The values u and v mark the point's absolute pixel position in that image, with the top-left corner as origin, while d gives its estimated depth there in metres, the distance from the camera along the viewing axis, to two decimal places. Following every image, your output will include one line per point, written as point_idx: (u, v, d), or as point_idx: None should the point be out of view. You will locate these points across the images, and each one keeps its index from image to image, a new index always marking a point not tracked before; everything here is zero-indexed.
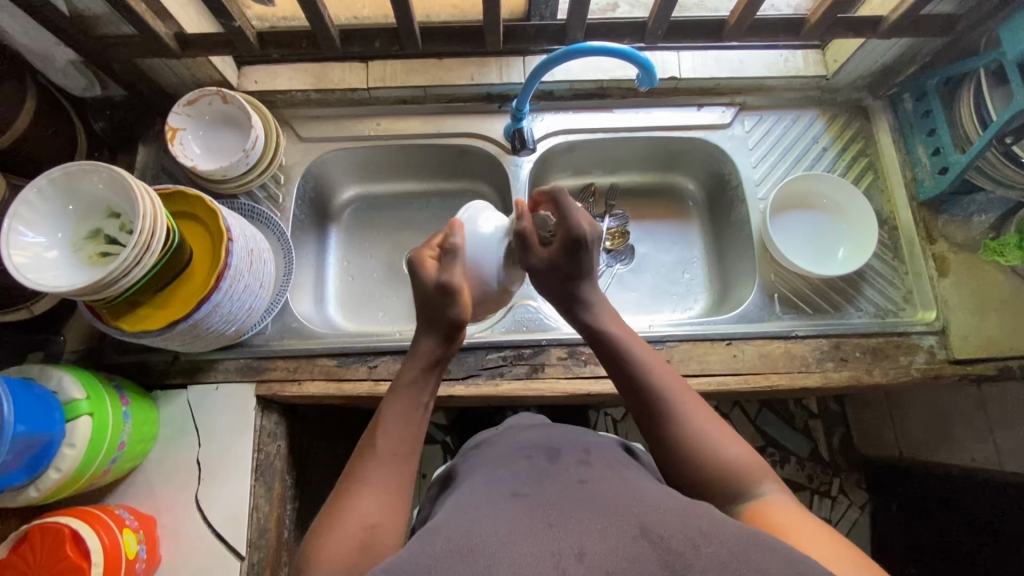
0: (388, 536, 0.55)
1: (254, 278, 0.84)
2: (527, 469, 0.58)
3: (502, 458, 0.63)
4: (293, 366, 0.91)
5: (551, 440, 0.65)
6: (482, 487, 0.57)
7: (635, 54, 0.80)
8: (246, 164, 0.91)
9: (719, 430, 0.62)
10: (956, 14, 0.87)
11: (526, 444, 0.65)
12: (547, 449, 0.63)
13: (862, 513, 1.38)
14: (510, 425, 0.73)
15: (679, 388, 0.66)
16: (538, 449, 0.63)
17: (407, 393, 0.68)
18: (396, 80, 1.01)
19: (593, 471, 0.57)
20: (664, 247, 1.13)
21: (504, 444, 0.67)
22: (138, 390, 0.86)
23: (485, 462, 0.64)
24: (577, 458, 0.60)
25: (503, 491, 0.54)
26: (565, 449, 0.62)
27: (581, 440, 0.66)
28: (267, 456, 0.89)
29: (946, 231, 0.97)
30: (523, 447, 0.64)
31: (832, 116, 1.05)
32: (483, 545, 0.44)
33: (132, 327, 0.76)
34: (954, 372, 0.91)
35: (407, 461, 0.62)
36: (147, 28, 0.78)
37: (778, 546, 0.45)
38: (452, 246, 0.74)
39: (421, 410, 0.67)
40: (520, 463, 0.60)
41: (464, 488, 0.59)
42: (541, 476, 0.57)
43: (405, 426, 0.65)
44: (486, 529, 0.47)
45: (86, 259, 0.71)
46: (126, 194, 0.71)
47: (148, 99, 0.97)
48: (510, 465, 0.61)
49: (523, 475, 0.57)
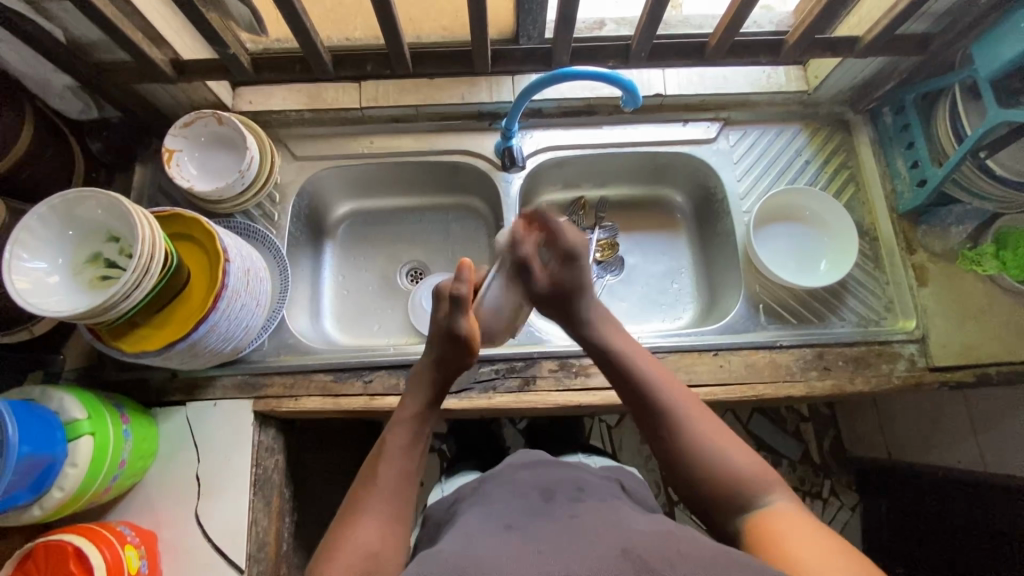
0: (388, 560, 0.57)
1: (250, 297, 0.86)
2: (522, 506, 0.61)
3: (499, 496, 0.66)
4: (290, 382, 0.93)
5: (547, 483, 0.68)
6: (480, 517, 0.60)
7: (618, 77, 0.82)
8: (242, 184, 0.93)
9: (732, 442, 0.65)
10: (929, 33, 0.90)
11: (523, 483, 0.68)
12: (543, 490, 0.65)
13: (853, 515, 1.41)
14: (510, 461, 0.76)
15: (689, 401, 0.68)
16: (535, 490, 0.66)
17: (408, 421, 0.70)
18: (389, 99, 1.04)
19: (585, 506, 0.60)
20: (653, 258, 1.15)
21: (501, 483, 0.69)
22: (138, 407, 0.88)
23: (484, 498, 0.66)
24: (570, 496, 0.63)
25: (498, 524, 0.57)
26: (559, 489, 0.65)
27: (574, 479, 0.68)
28: (265, 471, 0.91)
29: (925, 242, 1.00)
30: (518, 487, 0.67)
31: (814, 130, 1.08)
32: (475, 568, 0.47)
33: (131, 347, 0.78)
34: (934, 379, 0.93)
35: (407, 488, 0.65)
36: (142, 55, 0.80)
37: (754, 563, 0.47)
38: (457, 295, 0.71)
39: (421, 440, 0.70)
40: (517, 502, 0.63)
41: (461, 519, 0.62)
42: (535, 512, 0.59)
43: (406, 453, 0.67)
44: (478, 554, 0.49)
45: (87, 283, 0.73)
46: (125, 218, 0.73)
47: (144, 120, 0.99)
48: (507, 502, 0.63)
49: (520, 510, 0.60)
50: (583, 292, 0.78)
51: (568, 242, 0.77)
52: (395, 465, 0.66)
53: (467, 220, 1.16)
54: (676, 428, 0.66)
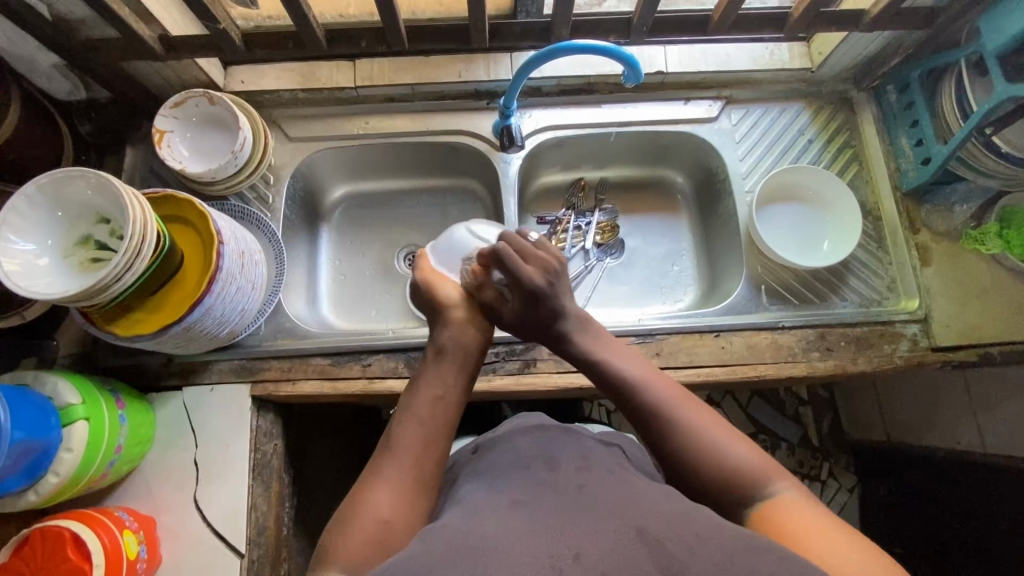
0: (403, 525, 0.56)
1: (245, 280, 0.85)
2: (528, 478, 0.60)
3: (499, 468, 0.64)
4: (288, 366, 0.92)
5: (550, 451, 0.66)
6: (484, 492, 0.58)
7: (619, 51, 0.80)
8: (234, 165, 0.91)
9: (727, 434, 0.63)
10: (936, 7, 0.88)
11: (525, 453, 0.66)
12: (546, 460, 0.64)
13: (851, 497, 1.41)
14: (512, 430, 0.76)
15: (681, 397, 0.67)
16: (537, 460, 0.64)
17: (428, 382, 0.70)
18: (384, 78, 1.01)
19: (593, 477, 0.59)
20: (654, 240, 1.14)
21: (503, 454, 0.68)
22: (134, 392, 0.87)
23: (485, 471, 0.65)
24: (575, 466, 0.62)
25: (502, 498, 0.56)
26: (563, 459, 0.63)
27: (579, 450, 0.67)
28: (264, 456, 0.90)
29: (928, 220, 0.99)
30: (522, 458, 0.65)
31: (817, 108, 1.06)
32: (482, 550, 0.47)
33: (124, 331, 0.76)
34: (936, 360, 0.93)
35: (429, 449, 0.63)
36: (130, 31, 0.78)
37: (766, 543, 0.47)
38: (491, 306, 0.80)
39: (444, 403, 0.68)
40: (519, 473, 0.61)
41: (463, 492, 0.61)
42: (540, 485, 0.57)
43: (427, 412, 0.66)
44: (486, 534, 0.49)
45: (78, 266, 0.71)
46: (115, 199, 0.71)
47: (134, 101, 0.96)
48: (509, 476, 0.61)
49: (524, 483, 0.58)
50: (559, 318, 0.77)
51: (528, 277, 0.76)
52: (417, 429, 0.64)
53: (465, 203, 1.14)
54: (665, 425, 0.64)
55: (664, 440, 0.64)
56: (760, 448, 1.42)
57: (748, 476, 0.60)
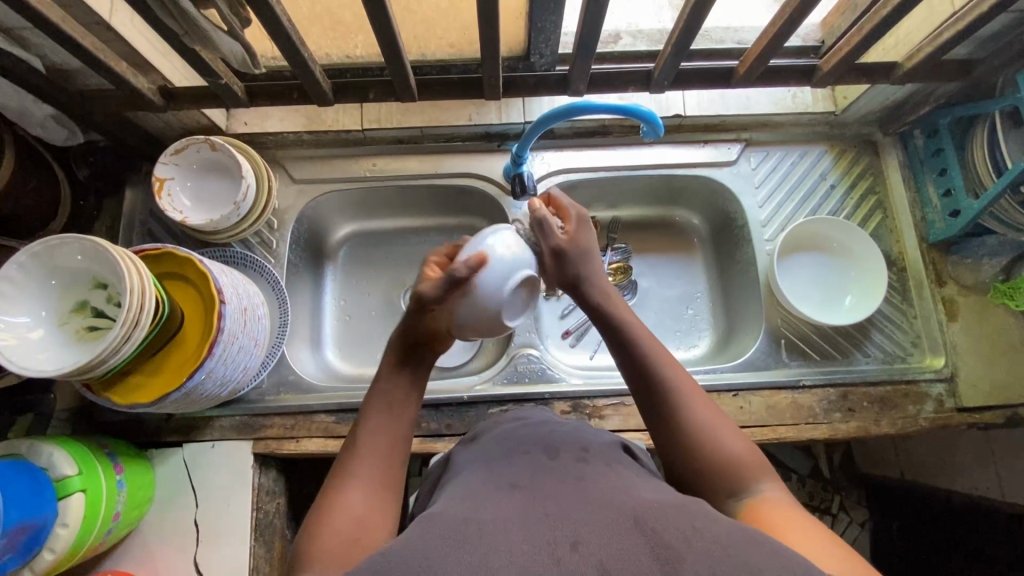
0: (381, 530, 0.53)
1: (247, 338, 0.82)
2: (525, 464, 0.56)
3: (501, 453, 0.61)
4: (290, 423, 0.89)
5: (549, 438, 0.62)
6: (477, 476, 0.56)
7: (638, 109, 0.77)
8: (237, 216, 0.88)
9: (722, 424, 0.59)
10: (972, 60, 0.83)
11: (524, 440, 0.63)
12: (546, 447, 0.60)
13: (862, 531, 1.31)
14: (515, 420, 0.71)
15: (681, 372, 0.63)
16: (537, 447, 0.61)
17: (388, 394, 0.62)
18: (392, 120, 0.98)
19: (592, 469, 0.55)
20: (667, 282, 1.10)
21: (500, 440, 0.65)
22: (131, 451, 0.84)
23: (482, 457, 0.61)
24: (575, 456, 0.58)
25: (501, 483, 0.53)
26: (564, 447, 0.60)
27: (578, 438, 0.63)
28: (266, 515, 0.88)
29: (955, 274, 0.95)
30: (520, 444, 0.62)
31: (840, 151, 1.03)
32: (481, 534, 0.43)
33: (123, 398, 0.74)
34: (963, 421, 0.90)
35: (401, 448, 0.60)
36: (127, 85, 0.74)
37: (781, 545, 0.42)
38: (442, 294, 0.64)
39: (410, 398, 0.63)
40: (517, 459, 0.58)
41: (462, 475, 0.58)
42: (538, 472, 0.54)
43: (395, 409, 0.61)
44: (489, 518, 0.46)
45: (74, 334, 0.68)
46: (112, 266, 0.68)
47: (133, 146, 0.93)
48: (507, 461, 0.58)
49: (522, 471, 0.55)
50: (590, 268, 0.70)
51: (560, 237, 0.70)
52: (381, 427, 0.60)
53: None
54: (657, 384, 0.62)
55: (656, 404, 0.61)
56: None
57: (736, 466, 0.55)
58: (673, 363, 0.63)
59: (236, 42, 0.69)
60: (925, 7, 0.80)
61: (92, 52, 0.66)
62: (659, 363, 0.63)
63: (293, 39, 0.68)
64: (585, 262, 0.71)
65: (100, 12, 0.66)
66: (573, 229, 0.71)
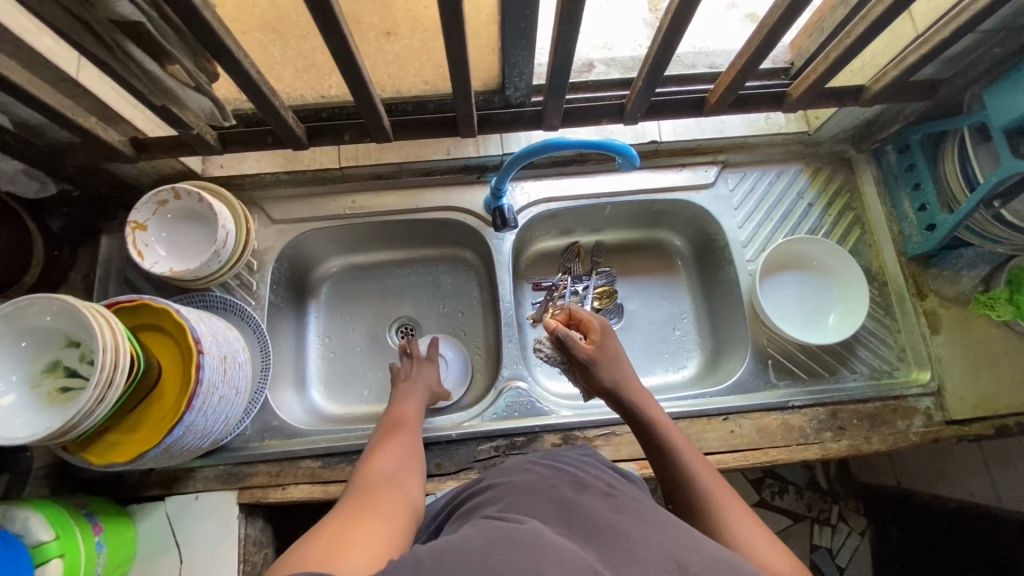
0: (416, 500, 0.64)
1: (228, 387, 0.80)
2: (552, 501, 0.53)
3: (525, 487, 0.57)
4: (276, 470, 0.87)
5: (552, 476, 0.59)
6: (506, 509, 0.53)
7: (612, 143, 0.78)
8: (217, 261, 0.87)
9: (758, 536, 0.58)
10: (937, 79, 0.85)
11: (546, 475, 0.60)
12: (561, 484, 0.57)
13: (863, 540, 1.29)
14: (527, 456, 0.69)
15: (717, 481, 0.65)
16: (563, 482, 0.57)
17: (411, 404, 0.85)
18: (370, 157, 0.99)
19: (622, 504, 0.53)
20: (653, 304, 1.09)
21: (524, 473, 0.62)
22: (111, 509, 0.82)
23: (507, 491, 0.58)
24: (591, 492, 0.55)
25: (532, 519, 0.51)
26: (591, 483, 0.57)
27: (609, 479, 0.60)
28: (253, 567, 0.86)
29: (935, 286, 0.96)
30: (545, 479, 0.59)
31: (816, 169, 1.04)
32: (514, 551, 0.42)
33: (99, 458, 0.72)
34: (952, 434, 0.90)
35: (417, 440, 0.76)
36: (96, 139, 0.73)
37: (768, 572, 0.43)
38: None
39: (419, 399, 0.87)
40: (528, 497, 0.55)
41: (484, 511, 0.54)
42: (564, 508, 0.51)
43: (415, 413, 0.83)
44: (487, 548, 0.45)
45: (47, 396, 0.66)
46: (83, 323, 0.66)
47: (106, 195, 0.92)
48: (531, 496, 0.55)
49: (546, 510, 0.52)
50: (625, 377, 0.77)
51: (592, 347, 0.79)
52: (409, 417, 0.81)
53: (457, 272, 1.09)
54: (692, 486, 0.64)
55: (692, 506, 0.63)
56: (767, 494, 1.31)
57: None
58: (710, 472, 0.66)
59: (205, 98, 0.70)
60: (888, 32, 0.82)
61: (59, 111, 0.66)
62: (694, 467, 0.66)
63: (263, 89, 0.68)
64: (618, 369, 0.78)
65: (67, 70, 0.66)
66: (598, 334, 0.81)
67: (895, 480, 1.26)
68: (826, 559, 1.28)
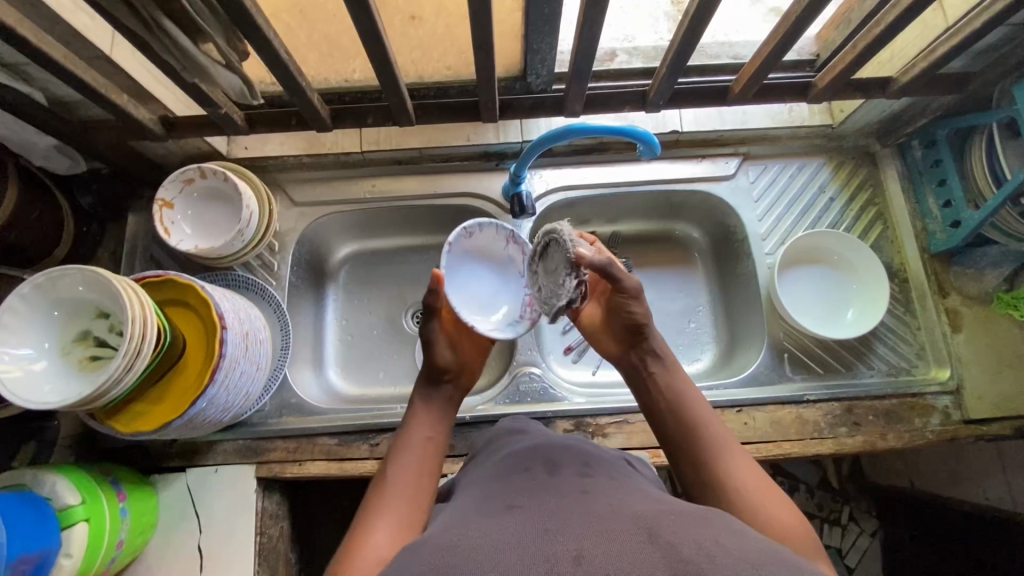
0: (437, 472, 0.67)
1: (249, 363, 0.82)
2: (524, 481, 0.54)
3: (501, 471, 0.58)
4: (293, 446, 0.89)
5: (549, 452, 0.61)
6: (477, 495, 0.54)
7: (633, 130, 0.78)
8: (241, 240, 0.89)
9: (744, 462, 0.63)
10: (967, 72, 0.83)
11: (523, 455, 0.61)
12: (547, 462, 0.58)
13: (873, 541, 1.26)
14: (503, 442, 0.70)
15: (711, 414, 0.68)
16: (537, 462, 0.59)
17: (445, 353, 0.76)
18: (391, 142, 1.00)
19: (594, 483, 0.53)
20: (669, 296, 1.09)
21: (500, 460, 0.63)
22: (135, 478, 0.84)
23: (481, 479, 0.59)
24: (577, 470, 0.56)
25: (498, 504, 0.50)
26: (565, 463, 0.58)
27: (581, 455, 0.61)
28: (269, 539, 0.88)
29: (958, 284, 0.94)
30: (520, 459, 0.60)
31: (838, 163, 1.03)
32: (482, 549, 0.41)
33: (125, 427, 0.74)
34: (969, 434, 0.89)
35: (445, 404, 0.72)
36: (128, 116, 0.75)
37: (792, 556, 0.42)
38: None
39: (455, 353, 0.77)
40: (516, 477, 0.56)
41: (460, 499, 0.56)
42: (542, 488, 0.52)
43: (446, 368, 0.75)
44: (504, 516, 0.46)
45: (77, 364, 0.68)
46: (113, 295, 0.68)
47: (134, 174, 0.95)
48: (506, 479, 0.56)
49: (525, 488, 0.52)
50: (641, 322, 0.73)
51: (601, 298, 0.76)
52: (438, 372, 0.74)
53: None
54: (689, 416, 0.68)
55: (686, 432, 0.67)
56: None
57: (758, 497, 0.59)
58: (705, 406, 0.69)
59: (235, 75, 0.70)
60: (918, 22, 0.81)
61: (93, 87, 0.68)
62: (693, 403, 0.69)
63: (291, 69, 0.69)
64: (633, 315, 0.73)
65: (102, 47, 0.68)
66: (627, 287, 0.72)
67: (908, 482, 1.23)
68: (836, 558, 1.24)
